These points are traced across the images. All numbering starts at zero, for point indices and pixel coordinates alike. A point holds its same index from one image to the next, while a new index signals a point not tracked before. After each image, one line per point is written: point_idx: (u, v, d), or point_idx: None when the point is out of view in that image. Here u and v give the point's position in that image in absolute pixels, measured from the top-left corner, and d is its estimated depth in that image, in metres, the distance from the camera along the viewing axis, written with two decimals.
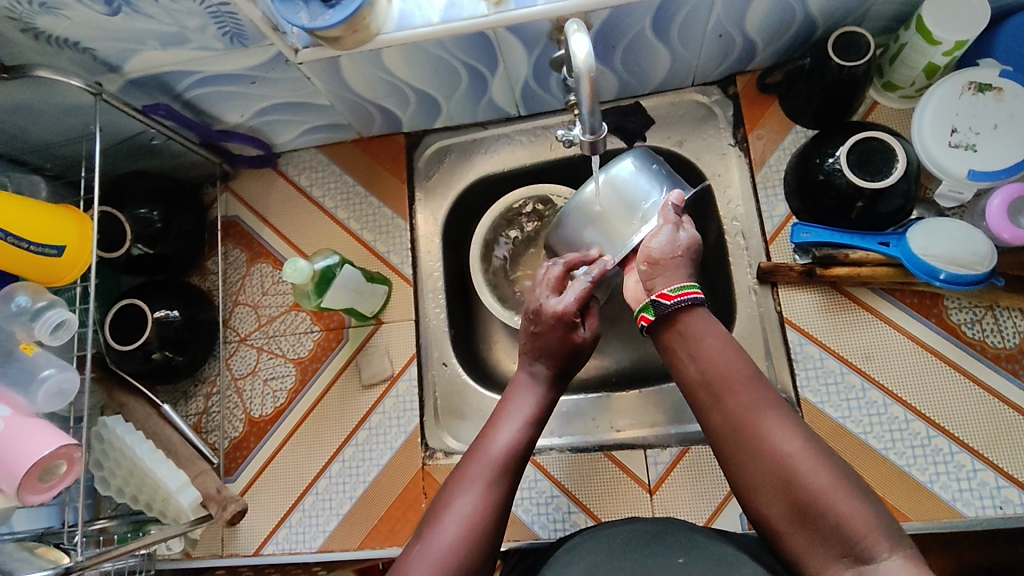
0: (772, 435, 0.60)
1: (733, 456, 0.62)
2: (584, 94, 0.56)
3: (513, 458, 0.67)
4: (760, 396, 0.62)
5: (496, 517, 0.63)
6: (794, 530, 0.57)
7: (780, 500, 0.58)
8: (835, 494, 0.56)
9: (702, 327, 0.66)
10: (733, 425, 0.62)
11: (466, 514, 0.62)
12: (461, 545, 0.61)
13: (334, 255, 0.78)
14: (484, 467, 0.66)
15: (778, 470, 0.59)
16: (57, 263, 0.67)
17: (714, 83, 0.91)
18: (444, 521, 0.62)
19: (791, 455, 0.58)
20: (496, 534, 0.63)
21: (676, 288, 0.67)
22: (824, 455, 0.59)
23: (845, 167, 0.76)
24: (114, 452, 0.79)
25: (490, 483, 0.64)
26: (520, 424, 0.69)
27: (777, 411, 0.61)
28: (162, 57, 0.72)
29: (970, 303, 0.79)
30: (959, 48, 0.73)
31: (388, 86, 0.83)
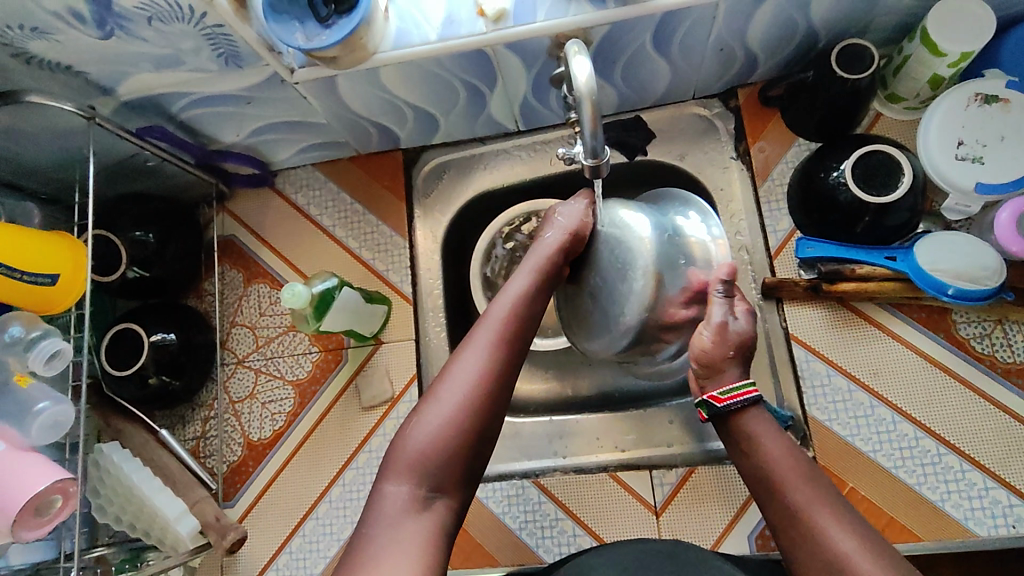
0: (829, 531, 0.57)
1: (791, 551, 0.59)
2: (586, 117, 0.55)
3: (519, 318, 0.65)
4: (818, 491, 0.60)
5: (505, 371, 0.62)
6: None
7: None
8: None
9: (763, 428, 0.65)
10: (787, 517, 0.60)
11: (474, 375, 0.60)
12: (466, 408, 0.59)
13: (332, 278, 0.77)
14: (491, 330, 0.63)
15: (832, 566, 0.55)
16: (51, 290, 0.66)
17: (715, 96, 0.89)
18: (448, 390, 0.60)
19: (848, 551, 0.55)
20: (504, 396, 0.61)
21: (726, 390, 0.66)
22: (889, 560, 0.55)
23: (850, 181, 0.75)
24: (110, 480, 0.78)
25: (496, 343, 0.62)
26: (533, 277, 0.67)
27: (837, 508, 0.59)
28: (156, 79, 0.71)
29: (979, 317, 0.77)
30: (965, 60, 0.72)
31: (385, 104, 0.82)
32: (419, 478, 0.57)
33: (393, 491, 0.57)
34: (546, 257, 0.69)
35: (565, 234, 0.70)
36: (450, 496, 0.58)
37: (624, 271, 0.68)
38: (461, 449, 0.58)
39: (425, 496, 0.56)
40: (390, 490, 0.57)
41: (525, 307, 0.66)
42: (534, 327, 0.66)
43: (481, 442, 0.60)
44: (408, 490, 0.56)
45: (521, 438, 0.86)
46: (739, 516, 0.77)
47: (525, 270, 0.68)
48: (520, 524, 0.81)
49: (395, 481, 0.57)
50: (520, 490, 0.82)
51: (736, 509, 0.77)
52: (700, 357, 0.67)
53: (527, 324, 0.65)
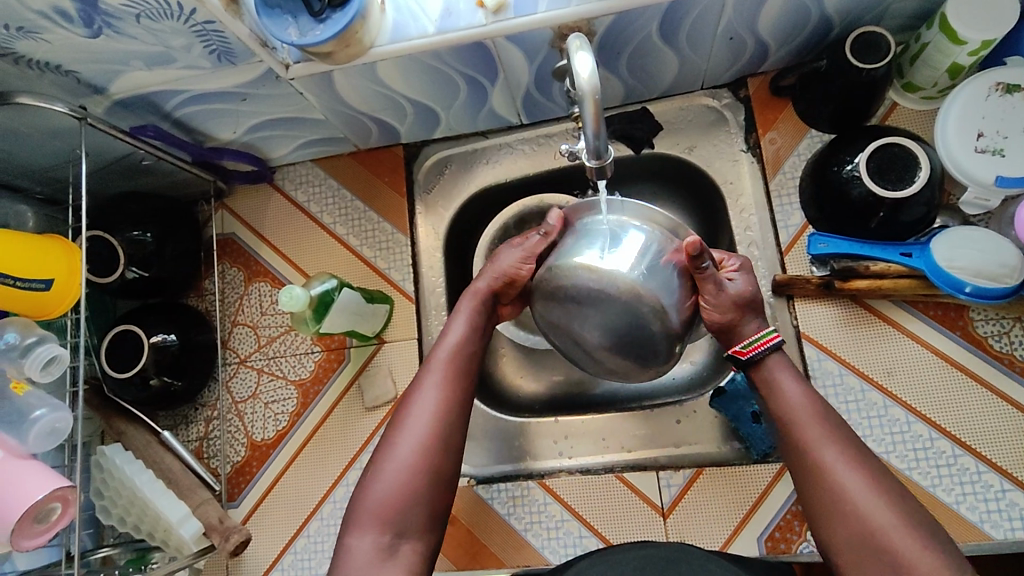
0: (836, 469, 0.56)
1: (799, 485, 0.58)
2: (588, 115, 0.53)
3: (460, 359, 0.65)
4: (831, 432, 0.58)
5: (456, 412, 0.62)
6: (853, 560, 0.54)
7: (840, 531, 0.54)
8: (899, 533, 0.52)
9: (782, 370, 0.63)
10: (796, 453, 0.59)
11: (424, 419, 0.61)
12: (423, 454, 0.59)
13: (331, 279, 0.76)
14: (435, 373, 0.64)
15: (836, 502, 0.55)
16: (44, 296, 0.65)
17: (724, 86, 0.87)
18: (402, 437, 0.60)
19: (853, 489, 0.55)
20: (457, 433, 0.61)
21: (748, 342, 0.64)
22: (894, 495, 0.54)
23: (864, 174, 0.72)
24: (113, 482, 0.78)
25: (444, 387, 0.63)
26: (472, 320, 0.68)
27: (846, 446, 0.57)
28: (148, 77, 0.70)
29: (998, 315, 0.75)
30: (985, 48, 0.69)
31: (384, 99, 0.80)
32: (382, 527, 0.56)
33: (359, 542, 0.55)
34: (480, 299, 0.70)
35: (493, 280, 0.70)
36: (418, 540, 0.57)
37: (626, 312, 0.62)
38: (421, 493, 0.58)
39: (391, 542, 0.56)
40: (354, 541, 0.56)
41: (466, 349, 0.66)
42: (478, 366, 0.67)
43: (440, 483, 0.59)
44: (373, 539, 0.55)
45: (527, 437, 0.85)
46: (748, 519, 0.76)
47: (462, 315, 0.69)
48: (525, 526, 0.80)
49: (360, 533, 0.56)
50: (525, 492, 0.81)
51: (745, 511, 0.76)
52: (718, 323, 0.66)
53: (470, 363, 0.66)
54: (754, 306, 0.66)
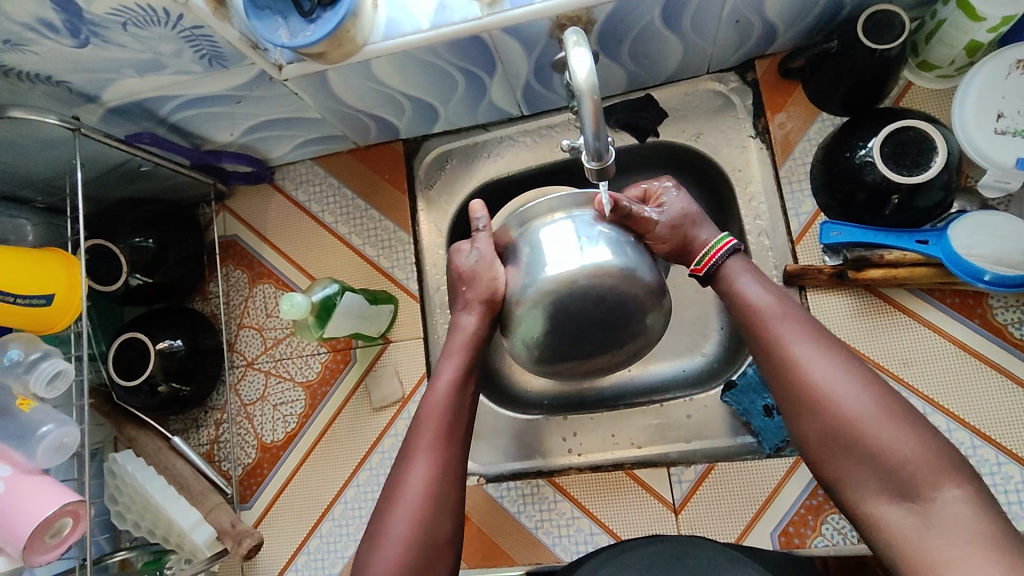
0: (804, 361, 0.54)
1: (770, 384, 0.57)
2: (587, 115, 0.50)
3: (450, 414, 0.61)
4: (795, 324, 0.57)
5: (452, 476, 0.59)
6: (827, 453, 0.53)
7: (815, 426, 0.53)
8: (873, 419, 0.51)
9: (738, 272, 0.61)
10: (764, 351, 0.57)
11: (418, 490, 0.58)
12: (420, 525, 0.57)
13: (333, 284, 0.74)
14: (425, 439, 0.60)
15: (809, 394, 0.54)
16: (46, 311, 0.65)
17: (731, 70, 0.84)
18: (398, 509, 0.57)
19: (825, 381, 0.53)
20: (452, 497, 0.59)
21: (701, 256, 0.62)
22: (865, 380, 0.53)
23: (878, 160, 0.70)
24: (127, 488, 0.79)
25: (436, 453, 0.59)
26: (459, 369, 0.63)
27: (815, 338, 0.56)
28: (140, 84, 0.68)
29: (1018, 302, 0.73)
30: (1006, 23, 0.67)
31: (381, 95, 0.78)
32: None
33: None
34: (467, 341, 0.64)
35: (480, 313, 0.64)
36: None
37: (601, 297, 0.60)
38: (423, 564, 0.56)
39: None
40: None
41: (455, 404, 0.62)
42: (468, 420, 0.63)
43: (441, 545, 0.57)
44: None
45: (536, 434, 0.85)
46: (761, 513, 0.75)
47: (448, 359, 0.64)
48: (535, 523, 0.80)
49: None
50: (535, 489, 0.81)
51: (759, 506, 0.75)
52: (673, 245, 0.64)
53: (460, 417, 0.62)
54: (694, 218, 0.64)
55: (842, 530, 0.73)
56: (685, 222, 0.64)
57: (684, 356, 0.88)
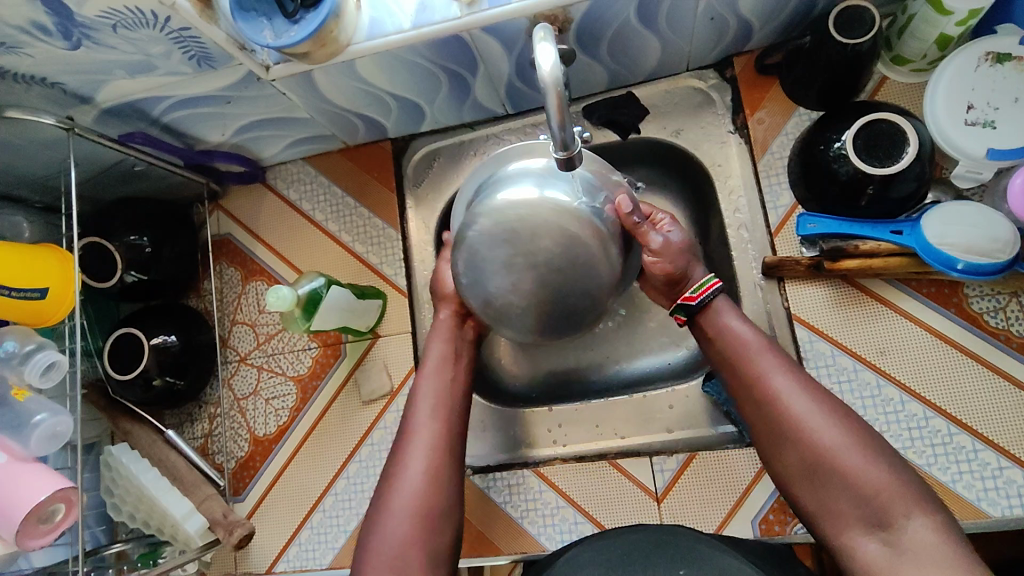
0: (784, 397, 0.59)
1: (752, 417, 0.61)
2: (552, 107, 0.52)
3: (442, 399, 0.70)
4: (777, 359, 0.61)
5: (447, 452, 0.67)
6: (805, 481, 0.57)
7: (794, 458, 0.57)
8: (848, 451, 0.55)
9: (725, 310, 0.66)
10: (748, 383, 0.61)
11: (416, 469, 0.65)
12: (422, 498, 0.63)
13: (320, 277, 0.76)
14: (421, 424, 0.68)
15: (787, 427, 0.58)
16: (40, 305, 0.67)
17: (710, 67, 0.86)
18: (400, 490, 0.64)
19: (803, 415, 0.57)
20: (450, 473, 0.66)
21: (696, 288, 0.67)
22: (839, 412, 0.57)
23: (851, 153, 0.71)
24: (122, 479, 0.81)
25: (432, 435, 0.67)
26: (445, 361, 0.73)
27: (795, 373, 0.60)
28: (132, 85, 0.71)
29: (993, 291, 0.74)
30: (973, 17, 0.68)
31: (367, 95, 0.80)
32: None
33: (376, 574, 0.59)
34: (447, 335, 0.74)
35: (452, 311, 0.76)
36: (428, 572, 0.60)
37: (553, 231, 0.60)
38: (426, 533, 0.62)
39: None
40: None
41: (445, 389, 0.71)
42: (459, 402, 0.71)
43: (442, 517, 0.63)
44: None
45: (523, 426, 0.86)
46: (742, 502, 0.76)
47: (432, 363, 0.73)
48: (521, 513, 0.81)
49: None
50: (520, 480, 0.82)
51: (739, 494, 0.76)
52: (664, 273, 0.68)
53: (451, 400, 0.70)
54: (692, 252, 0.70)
55: None
56: (687, 254, 0.69)
57: (668, 349, 0.90)
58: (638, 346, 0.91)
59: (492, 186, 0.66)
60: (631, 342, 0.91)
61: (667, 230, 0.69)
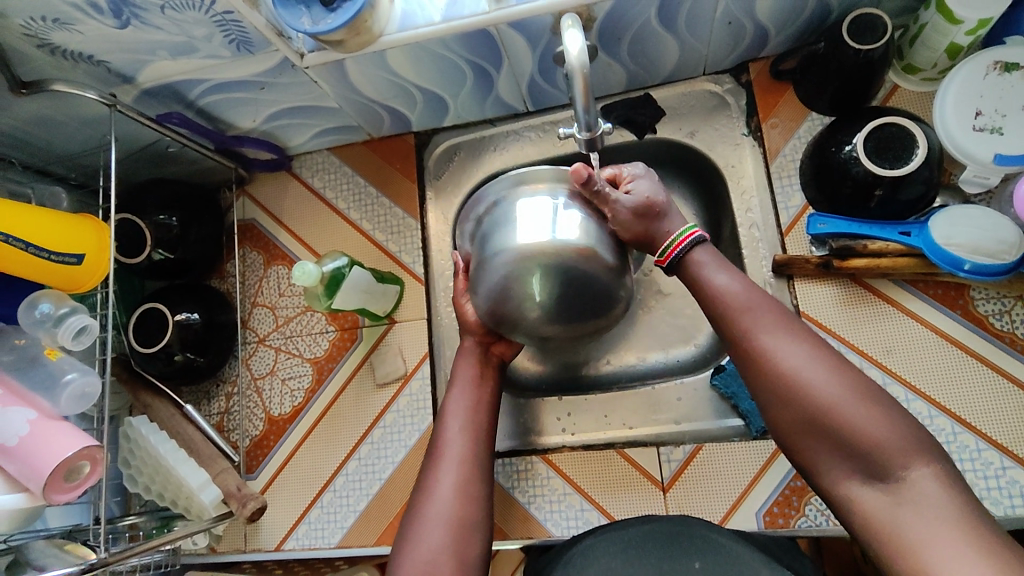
0: (773, 350, 0.57)
1: (745, 374, 0.60)
2: (577, 89, 0.55)
3: (470, 421, 0.72)
4: (763, 313, 0.59)
5: (480, 472, 0.68)
6: (803, 438, 0.55)
7: (789, 414, 0.56)
8: (841, 402, 0.53)
9: (708, 261, 0.64)
10: (739, 342, 0.60)
11: (450, 483, 0.66)
12: (456, 509, 0.65)
13: (343, 257, 0.79)
14: (453, 447, 0.69)
15: (780, 382, 0.56)
16: (77, 270, 0.70)
17: (726, 71, 0.89)
18: (434, 502, 0.65)
19: (795, 368, 0.56)
20: (481, 487, 0.67)
21: (665, 248, 0.67)
22: (831, 364, 0.56)
23: (862, 155, 0.74)
24: (140, 451, 0.82)
25: (465, 452, 0.69)
26: (472, 382, 0.75)
27: (784, 326, 0.58)
28: (173, 67, 0.74)
29: (998, 294, 0.75)
30: (982, 27, 0.71)
31: (395, 87, 0.84)
32: None
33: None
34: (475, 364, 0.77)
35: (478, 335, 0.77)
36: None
37: (569, 270, 0.66)
38: (461, 542, 0.63)
39: None
40: None
41: (474, 412, 0.73)
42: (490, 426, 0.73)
43: (475, 528, 0.64)
44: None
45: (532, 414, 0.88)
46: (747, 494, 0.77)
47: (459, 390, 0.74)
48: (528, 498, 0.82)
49: None
50: (529, 466, 0.83)
51: (744, 487, 0.77)
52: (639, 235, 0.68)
53: (478, 422, 0.72)
54: (664, 207, 0.68)
55: (824, 511, 0.74)
56: (652, 210, 0.68)
57: (678, 345, 0.91)
58: (647, 341, 0.92)
59: (498, 230, 0.69)
60: (641, 338, 0.93)
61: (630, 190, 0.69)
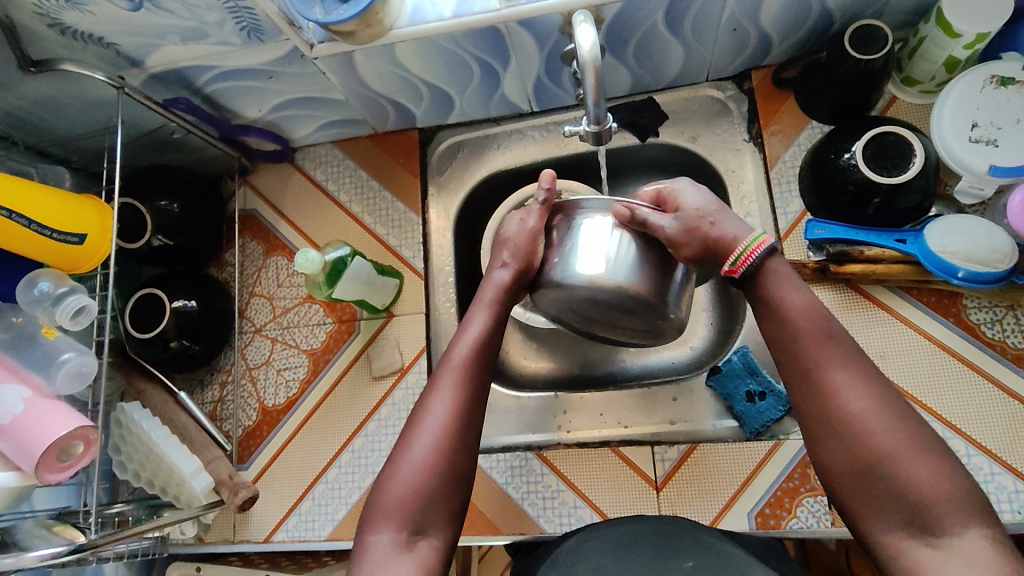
0: (838, 390, 0.55)
1: (800, 407, 0.57)
2: (588, 84, 0.56)
3: (476, 354, 0.63)
4: (834, 349, 0.56)
5: (473, 412, 0.60)
6: (852, 482, 0.53)
7: (844, 456, 0.54)
8: (903, 455, 0.52)
9: (779, 280, 0.60)
10: (801, 374, 0.57)
11: (439, 419, 0.59)
12: (439, 451, 0.58)
13: (345, 247, 0.80)
14: (449, 381, 0.61)
15: (839, 424, 0.54)
16: (77, 250, 0.69)
17: (729, 78, 0.90)
18: (419, 435, 0.58)
19: (859, 412, 0.54)
20: (473, 430, 0.60)
21: (735, 259, 0.61)
22: (898, 415, 0.53)
23: (860, 162, 0.75)
24: (131, 437, 0.81)
25: (462, 385, 0.61)
26: (487, 308, 0.66)
27: (853, 366, 0.56)
28: (182, 52, 0.74)
29: (990, 303, 0.77)
30: (980, 41, 0.72)
31: (402, 81, 0.84)
32: (400, 525, 0.55)
33: (377, 539, 0.55)
34: (499, 286, 0.68)
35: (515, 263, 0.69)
36: (437, 544, 0.56)
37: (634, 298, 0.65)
38: (441, 489, 0.57)
39: (409, 538, 0.55)
40: (372, 538, 0.55)
41: (481, 347, 0.64)
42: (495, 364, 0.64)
43: (460, 479, 0.58)
44: (391, 536, 0.55)
45: (527, 411, 0.88)
46: (739, 495, 0.77)
47: (482, 302, 0.67)
48: (521, 495, 0.82)
49: (377, 531, 0.55)
50: (523, 462, 0.83)
51: (735, 489, 0.77)
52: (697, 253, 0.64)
53: (487, 357, 0.63)
54: (717, 217, 0.63)
55: (817, 514, 0.75)
56: (704, 224, 0.63)
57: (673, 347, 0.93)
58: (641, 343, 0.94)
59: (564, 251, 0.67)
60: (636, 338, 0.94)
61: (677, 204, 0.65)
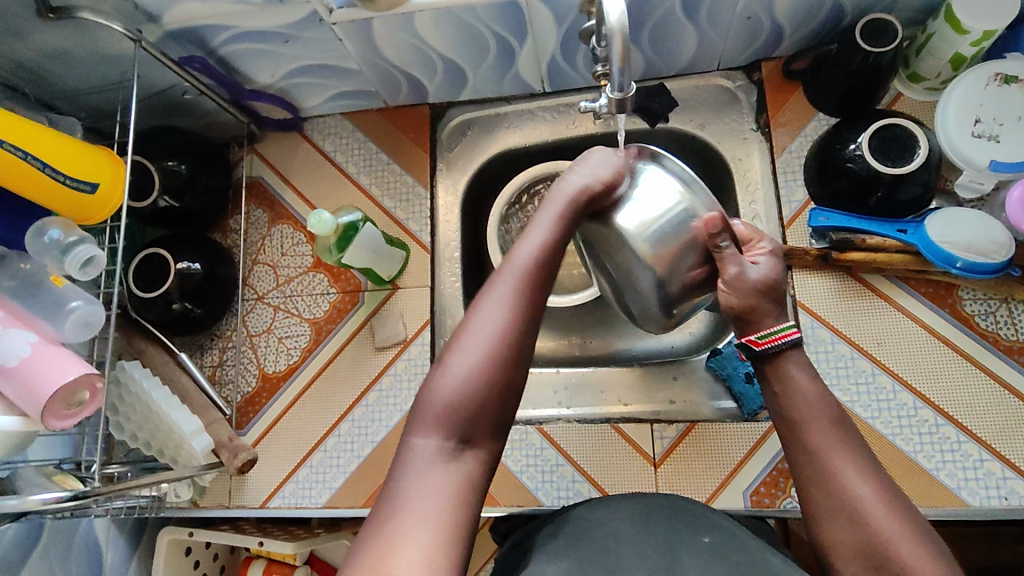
0: (842, 474, 0.56)
1: (803, 487, 0.58)
2: (615, 49, 0.57)
3: (538, 266, 0.58)
4: (838, 435, 0.58)
5: (529, 322, 0.56)
6: (851, 561, 0.54)
7: (845, 536, 0.54)
8: (903, 542, 0.52)
9: (798, 369, 0.62)
10: (805, 454, 0.58)
11: (492, 327, 0.55)
12: (492, 359, 0.54)
13: (357, 212, 0.81)
14: (504, 290, 0.57)
15: (841, 505, 0.55)
16: (90, 199, 0.69)
17: (739, 69, 0.92)
18: (471, 339, 0.55)
19: (862, 497, 0.55)
20: (528, 342, 0.56)
21: (765, 333, 0.61)
22: (899, 505, 0.55)
23: (866, 153, 0.77)
24: (130, 397, 0.79)
25: (519, 291, 0.57)
26: (556, 216, 0.61)
27: (856, 453, 0.57)
28: (200, 9, 0.73)
29: (985, 295, 0.79)
30: (987, 38, 0.74)
31: (418, 53, 0.85)
32: (447, 431, 0.53)
33: (422, 444, 0.53)
34: (572, 197, 0.63)
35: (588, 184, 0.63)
36: (479, 453, 0.54)
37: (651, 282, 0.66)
38: (492, 401, 0.54)
39: (455, 446, 0.53)
40: (417, 442, 0.53)
41: (544, 259, 0.59)
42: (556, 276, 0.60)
43: (510, 394, 0.55)
44: (436, 442, 0.53)
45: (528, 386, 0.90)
46: (735, 475, 0.78)
47: (548, 210, 0.62)
48: (521, 468, 0.82)
49: (421, 435, 0.53)
50: (523, 436, 0.83)
51: (731, 469, 0.78)
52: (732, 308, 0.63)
53: (549, 268, 0.59)
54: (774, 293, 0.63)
55: None
56: (765, 294, 0.63)
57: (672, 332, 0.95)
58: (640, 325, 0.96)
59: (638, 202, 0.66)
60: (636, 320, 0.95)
61: (756, 260, 0.64)
